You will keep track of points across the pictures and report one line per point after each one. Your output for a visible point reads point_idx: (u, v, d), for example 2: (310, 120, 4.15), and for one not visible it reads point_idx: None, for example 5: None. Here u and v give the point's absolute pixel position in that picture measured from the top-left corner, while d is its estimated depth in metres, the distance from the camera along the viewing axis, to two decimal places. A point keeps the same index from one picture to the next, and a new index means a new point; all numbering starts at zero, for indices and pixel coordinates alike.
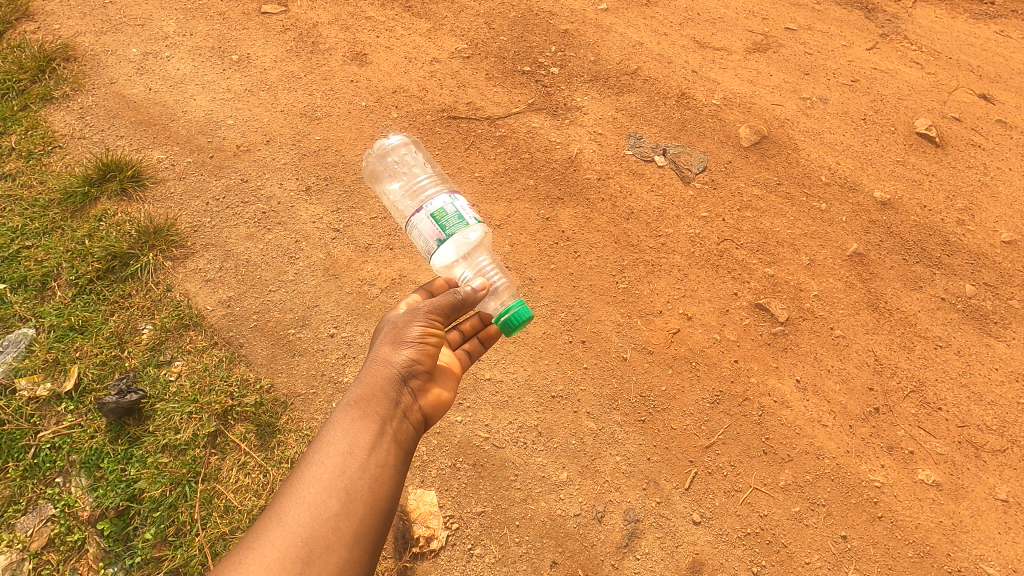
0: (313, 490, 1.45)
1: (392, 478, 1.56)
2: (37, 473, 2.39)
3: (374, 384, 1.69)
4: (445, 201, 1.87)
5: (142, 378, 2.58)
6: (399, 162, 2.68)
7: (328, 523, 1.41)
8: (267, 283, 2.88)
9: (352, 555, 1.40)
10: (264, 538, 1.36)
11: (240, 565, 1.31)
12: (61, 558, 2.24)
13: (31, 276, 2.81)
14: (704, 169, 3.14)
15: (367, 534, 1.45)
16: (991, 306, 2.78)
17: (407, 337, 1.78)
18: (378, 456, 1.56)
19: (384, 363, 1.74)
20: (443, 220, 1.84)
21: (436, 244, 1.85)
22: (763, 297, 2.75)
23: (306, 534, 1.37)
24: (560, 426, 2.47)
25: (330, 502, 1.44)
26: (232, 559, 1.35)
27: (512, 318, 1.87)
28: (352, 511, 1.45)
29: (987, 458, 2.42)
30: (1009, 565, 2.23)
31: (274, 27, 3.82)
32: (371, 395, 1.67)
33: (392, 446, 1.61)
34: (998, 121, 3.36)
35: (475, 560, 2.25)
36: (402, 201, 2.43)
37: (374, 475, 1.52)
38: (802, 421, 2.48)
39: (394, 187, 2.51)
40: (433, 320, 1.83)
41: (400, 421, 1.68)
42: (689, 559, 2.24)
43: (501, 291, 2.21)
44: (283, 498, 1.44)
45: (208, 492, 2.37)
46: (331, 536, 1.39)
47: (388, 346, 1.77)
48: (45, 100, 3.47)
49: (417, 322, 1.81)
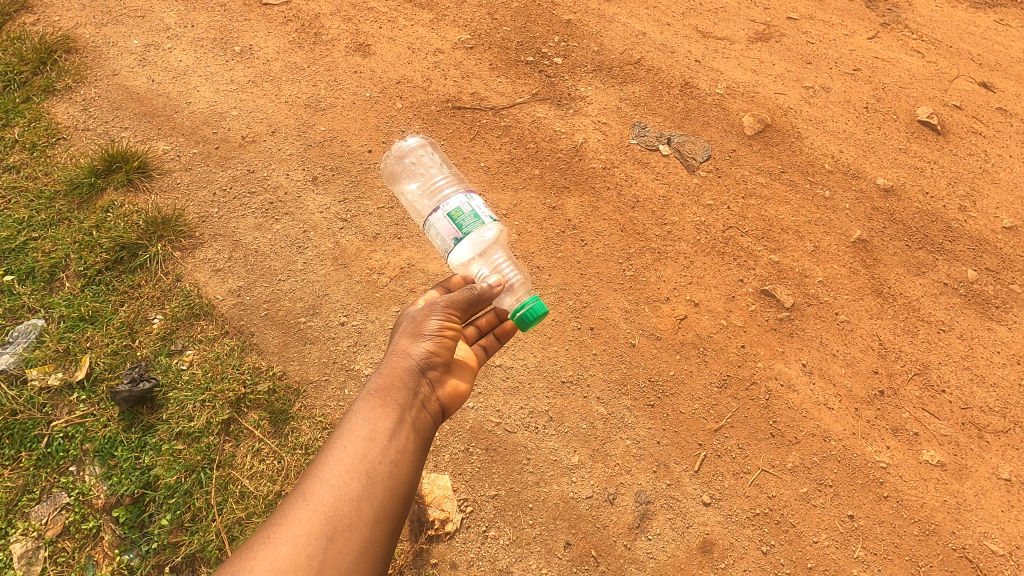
0: (336, 472, 1.47)
1: (412, 464, 1.58)
2: (51, 462, 2.40)
3: (394, 374, 1.71)
4: (461, 200, 1.89)
5: (154, 367, 2.59)
6: (415, 163, 2.68)
7: (351, 504, 1.43)
8: (276, 272, 2.89)
9: (373, 535, 1.42)
10: (289, 518, 1.39)
11: (268, 541, 1.36)
12: (76, 545, 2.25)
13: (39, 267, 2.81)
14: (708, 157, 3.16)
15: (388, 516, 1.47)
16: (993, 291, 2.82)
17: (426, 330, 1.81)
18: (398, 442, 1.58)
19: (403, 355, 1.76)
20: (460, 219, 1.86)
21: (453, 243, 1.87)
22: (769, 283, 2.78)
23: (330, 514, 1.40)
24: (570, 410, 2.50)
25: (353, 484, 1.46)
26: (261, 536, 1.39)
27: (527, 313, 1.87)
28: (373, 493, 1.47)
29: (990, 438, 2.47)
30: (1013, 542, 2.28)
31: (276, 19, 3.81)
32: (391, 384, 1.69)
33: (412, 434, 1.63)
34: (998, 109, 3.39)
35: (489, 542, 2.28)
36: (419, 201, 2.45)
37: (395, 461, 1.54)
38: (809, 405, 2.51)
39: (411, 187, 2.51)
40: (450, 314, 1.85)
41: (419, 410, 1.69)
42: (700, 539, 2.28)
43: (517, 287, 2.15)
44: (307, 480, 1.48)
45: (224, 479, 2.39)
46: (353, 516, 1.42)
47: (407, 338, 1.79)
48: (48, 92, 3.45)
49: (435, 315, 1.83)
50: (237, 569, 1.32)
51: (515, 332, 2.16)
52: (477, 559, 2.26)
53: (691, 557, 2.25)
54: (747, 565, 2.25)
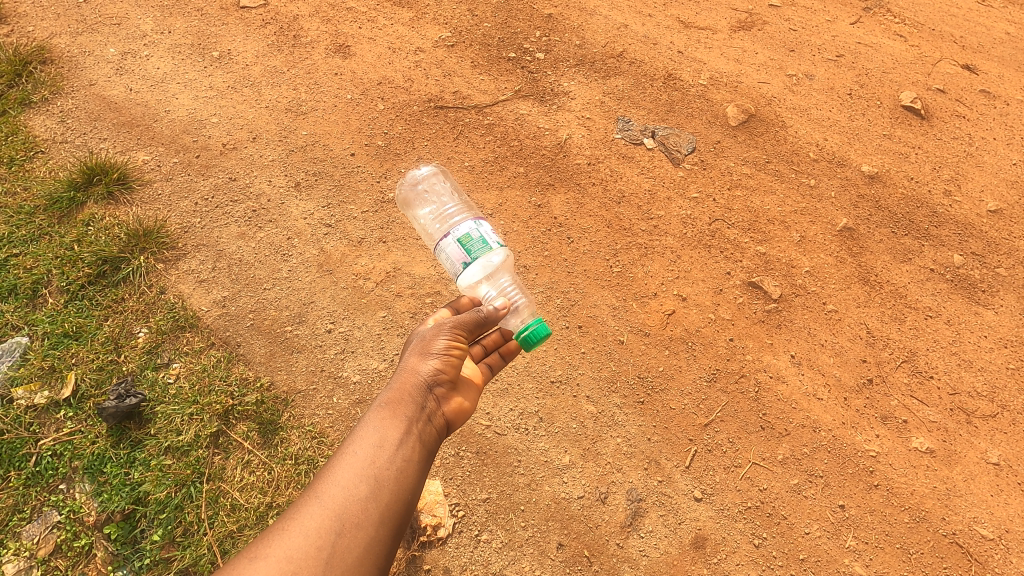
0: (346, 474, 1.49)
1: (418, 473, 1.58)
2: (40, 480, 2.38)
3: (403, 388, 1.71)
4: (471, 226, 1.87)
5: (141, 382, 2.57)
6: (428, 191, 2.75)
7: (358, 505, 1.45)
8: (261, 281, 2.87)
9: (378, 535, 1.44)
10: (302, 512, 1.43)
11: (282, 531, 1.39)
12: (69, 563, 2.24)
13: (21, 283, 2.77)
14: (693, 150, 3.15)
15: (393, 519, 1.48)
16: (979, 275, 2.82)
17: (433, 348, 1.79)
18: (405, 451, 1.58)
19: (412, 371, 1.75)
20: (469, 245, 1.85)
21: (462, 266, 1.86)
22: (756, 275, 2.78)
23: (339, 511, 1.43)
24: (560, 410, 2.50)
25: (361, 487, 1.48)
26: (275, 527, 1.43)
27: (531, 335, 1.86)
28: (380, 496, 1.48)
29: (978, 423, 2.48)
30: (1003, 526, 2.29)
31: (254, 22, 3.76)
32: (400, 397, 1.69)
33: (418, 445, 1.63)
34: (982, 92, 3.39)
35: (482, 545, 2.29)
36: (430, 225, 2.48)
37: (401, 468, 1.55)
38: (798, 396, 2.52)
39: (424, 213, 2.57)
40: (457, 334, 1.83)
41: (426, 423, 1.69)
42: (691, 535, 2.29)
43: (522, 309, 2.13)
44: (320, 479, 1.51)
45: (214, 492, 2.38)
46: (360, 515, 1.43)
47: (416, 356, 1.78)
48: (24, 105, 3.40)
49: (443, 334, 1.82)
50: (252, 555, 1.35)
51: (520, 352, 2.13)
52: (470, 563, 2.26)
53: (683, 554, 2.26)
54: (739, 559, 2.26)
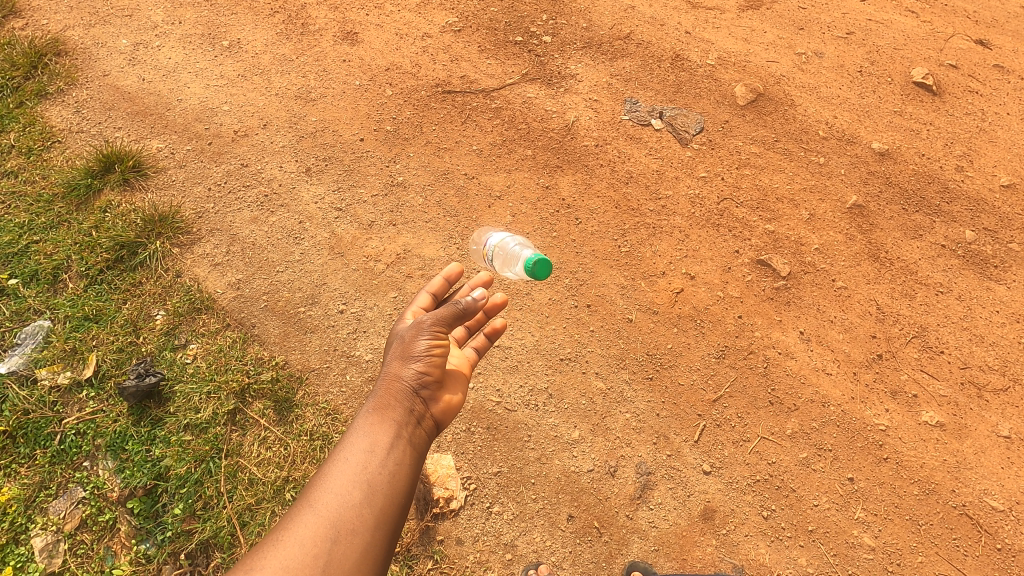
0: (339, 481, 1.49)
1: (411, 475, 1.58)
2: (65, 458, 2.45)
3: (390, 391, 1.69)
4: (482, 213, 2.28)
5: (160, 362, 2.63)
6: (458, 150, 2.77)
7: (353, 511, 1.44)
8: (274, 264, 2.92)
9: (376, 539, 1.43)
10: (297, 521, 1.42)
11: (277, 543, 1.38)
12: (95, 537, 2.32)
13: (42, 269, 2.83)
14: (701, 130, 3.14)
15: (389, 521, 1.48)
16: (991, 251, 2.80)
17: (415, 350, 1.73)
18: (396, 454, 1.58)
19: (395, 377, 1.70)
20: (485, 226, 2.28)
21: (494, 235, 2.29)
22: (764, 253, 2.78)
23: (334, 518, 1.42)
24: (570, 387, 2.53)
25: (354, 493, 1.47)
26: (269, 540, 1.42)
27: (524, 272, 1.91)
28: (375, 500, 1.48)
29: (990, 397, 2.48)
30: (1013, 498, 2.30)
31: (263, 11, 3.79)
32: (387, 401, 1.67)
33: (410, 447, 1.62)
34: (995, 66, 3.34)
35: (494, 517, 2.33)
36: None
37: (394, 471, 1.54)
38: (807, 370, 2.53)
39: None
40: (438, 331, 1.77)
41: (416, 426, 1.67)
42: (701, 507, 2.32)
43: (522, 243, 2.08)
44: (313, 487, 1.50)
45: (232, 467, 2.45)
46: (355, 521, 1.43)
47: (398, 360, 1.73)
48: (40, 96, 3.45)
49: (424, 334, 1.75)
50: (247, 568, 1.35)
51: (505, 330, 2.12)
52: (482, 535, 2.31)
53: (692, 525, 2.30)
54: (749, 530, 2.29)
